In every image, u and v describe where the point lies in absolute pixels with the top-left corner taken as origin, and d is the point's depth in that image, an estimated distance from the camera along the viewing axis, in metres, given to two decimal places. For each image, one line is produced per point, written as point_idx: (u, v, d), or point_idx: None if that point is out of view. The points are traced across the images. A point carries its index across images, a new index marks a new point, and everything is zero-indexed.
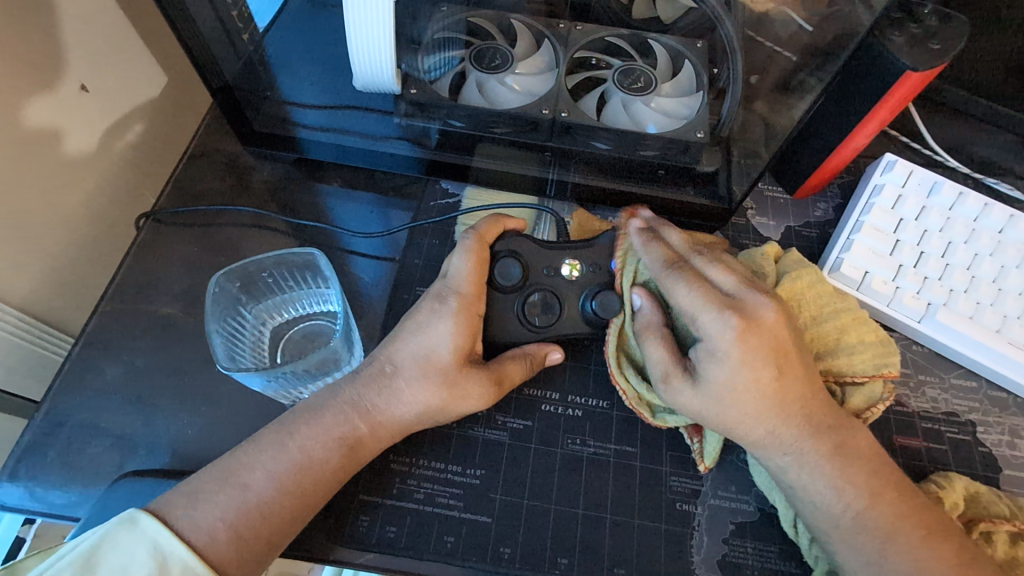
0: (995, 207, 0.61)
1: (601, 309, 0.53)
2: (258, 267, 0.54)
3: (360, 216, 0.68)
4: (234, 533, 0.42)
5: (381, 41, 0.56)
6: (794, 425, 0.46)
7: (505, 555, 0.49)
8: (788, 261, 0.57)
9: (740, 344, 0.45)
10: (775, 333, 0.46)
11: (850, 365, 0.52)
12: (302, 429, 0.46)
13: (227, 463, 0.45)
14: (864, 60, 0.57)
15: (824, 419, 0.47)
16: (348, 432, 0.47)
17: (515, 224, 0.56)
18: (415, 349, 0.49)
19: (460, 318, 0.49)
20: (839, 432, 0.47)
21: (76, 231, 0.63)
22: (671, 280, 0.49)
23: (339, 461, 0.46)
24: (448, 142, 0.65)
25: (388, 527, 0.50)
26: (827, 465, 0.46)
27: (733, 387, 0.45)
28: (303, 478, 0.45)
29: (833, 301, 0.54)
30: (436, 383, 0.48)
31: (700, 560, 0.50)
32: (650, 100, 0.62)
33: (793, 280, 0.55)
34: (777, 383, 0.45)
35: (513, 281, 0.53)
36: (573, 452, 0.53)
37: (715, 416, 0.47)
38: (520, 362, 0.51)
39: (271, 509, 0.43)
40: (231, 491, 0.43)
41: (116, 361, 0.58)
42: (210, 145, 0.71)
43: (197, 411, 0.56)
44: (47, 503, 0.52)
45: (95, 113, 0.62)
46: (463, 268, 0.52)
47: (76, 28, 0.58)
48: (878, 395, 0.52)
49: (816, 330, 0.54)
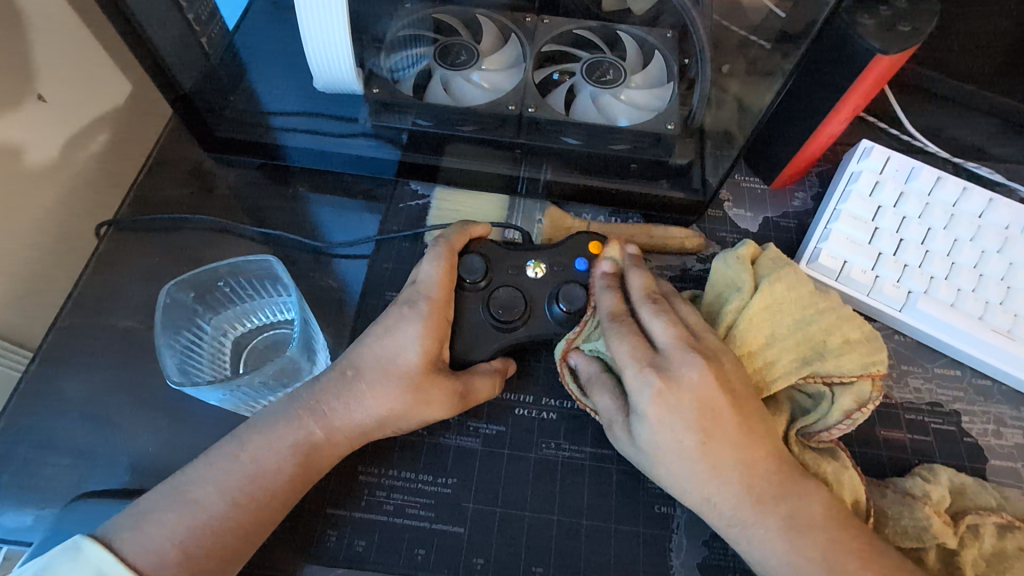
0: (974, 191, 0.60)
1: (567, 304, 0.52)
2: (213, 276, 0.53)
3: (328, 220, 0.66)
4: (186, 554, 0.40)
5: (340, 42, 0.55)
6: (734, 494, 0.44)
7: (478, 566, 0.47)
8: (765, 262, 0.55)
9: (658, 405, 0.44)
10: (701, 397, 0.44)
11: (836, 367, 0.50)
12: (259, 444, 0.44)
13: (177, 479, 0.44)
14: (833, 46, 0.55)
15: (767, 490, 0.43)
16: (309, 447, 0.45)
17: (482, 232, 0.55)
18: (378, 353, 0.47)
19: (430, 322, 0.48)
20: (788, 500, 0.43)
21: (38, 246, 0.61)
22: (611, 331, 0.48)
23: (299, 476, 0.45)
24: (417, 141, 0.63)
25: (356, 540, 0.48)
26: (778, 536, 0.42)
27: (659, 448, 0.45)
28: (261, 495, 0.43)
29: (815, 302, 0.53)
30: (400, 388, 0.47)
31: (680, 564, 0.48)
32: (620, 92, 0.61)
33: (772, 283, 0.52)
34: (703, 450, 0.44)
35: (479, 278, 0.52)
36: (547, 456, 0.52)
37: (653, 472, 0.46)
38: (487, 378, 0.50)
39: (228, 527, 0.42)
40: (184, 511, 0.41)
41: (76, 376, 0.56)
42: (173, 153, 0.69)
43: (159, 427, 0.54)
44: (2, 527, 0.50)
45: (54, 125, 0.60)
46: (433, 276, 0.51)
47: (31, 36, 0.56)
48: (868, 394, 0.50)
49: (802, 335, 0.52)
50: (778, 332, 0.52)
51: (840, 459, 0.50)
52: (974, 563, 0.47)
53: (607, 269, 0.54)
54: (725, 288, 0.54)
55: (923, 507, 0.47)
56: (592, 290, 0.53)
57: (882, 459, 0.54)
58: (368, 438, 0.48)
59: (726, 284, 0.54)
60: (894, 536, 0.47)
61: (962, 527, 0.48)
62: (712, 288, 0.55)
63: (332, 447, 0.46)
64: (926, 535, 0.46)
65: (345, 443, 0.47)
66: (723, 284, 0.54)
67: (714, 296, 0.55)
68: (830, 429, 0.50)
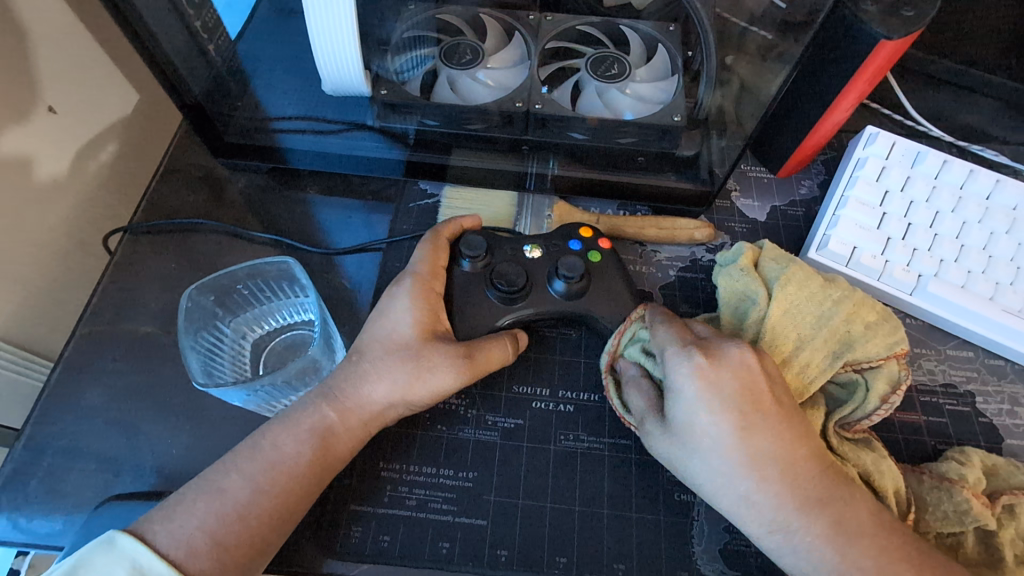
0: (981, 173, 0.60)
1: (569, 271, 0.52)
2: (232, 279, 0.54)
3: (343, 223, 0.67)
4: (214, 542, 0.41)
5: (346, 46, 0.56)
6: (774, 493, 0.43)
7: (502, 558, 0.48)
8: (769, 263, 0.55)
9: (703, 386, 0.44)
10: (746, 382, 0.44)
11: (864, 354, 0.51)
12: (278, 433, 0.45)
13: (201, 476, 0.44)
14: (837, 34, 0.55)
15: (811, 493, 0.43)
16: (324, 433, 0.46)
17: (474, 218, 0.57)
18: (373, 331, 0.50)
19: (418, 293, 0.50)
20: (833, 505, 0.43)
21: (56, 257, 0.62)
22: (657, 324, 0.49)
23: (317, 466, 0.45)
24: (425, 141, 0.63)
25: (381, 536, 0.48)
26: (823, 542, 0.42)
27: (698, 433, 0.44)
28: (282, 481, 0.44)
29: (829, 294, 0.53)
30: (399, 358, 0.48)
31: (702, 551, 0.49)
32: (626, 86, 0.61)
33: (784, 287, 0.52)
34: (744, 440, 0.44)
35: (478, 252, 0.54)
36: (566, 448, 0.52)
37: (685, 469, 0.46)
38: (496, 344, 0.50)
39: (252, 511, 0.42)
40: (211, 503, 0.42)
41: (97, 384, 0.57)
42: (184, 161, 0.70)
43: (181, 430, 0.55)
44: (31, 533, 0.51)
45: (66, 135, 0.61)
46: (422, 255, 0.53)
47: (44, 50, 0.57)
48: (897, 375, 0.51)
49: (827, 330, 0.52)
50: (804, 334, 0.52)
51: (879, 449, 0.50)
52: (1013, 543, 0.47)
53: (602, 248, 0.56)
54: (736, 301, 0.54)
55: (962, 489, 0.47)
56: (588, 266, 0.55)
57: (898, 442, 0.54)
58: (381, 423, 0.48)
59: (738, 297, 0.54)
60: (934, 522, 0.48)
61: (999, 507, 0.48)
62: (725, 304, 0.55)
63: (347, 435, 0.47)
64: (968, 518, 0.47)
65: (358, 430, 0.47)
66: (735, 297, 0.54)
67: (730, 311, 0.55)
68: (870, 416, 0.50)
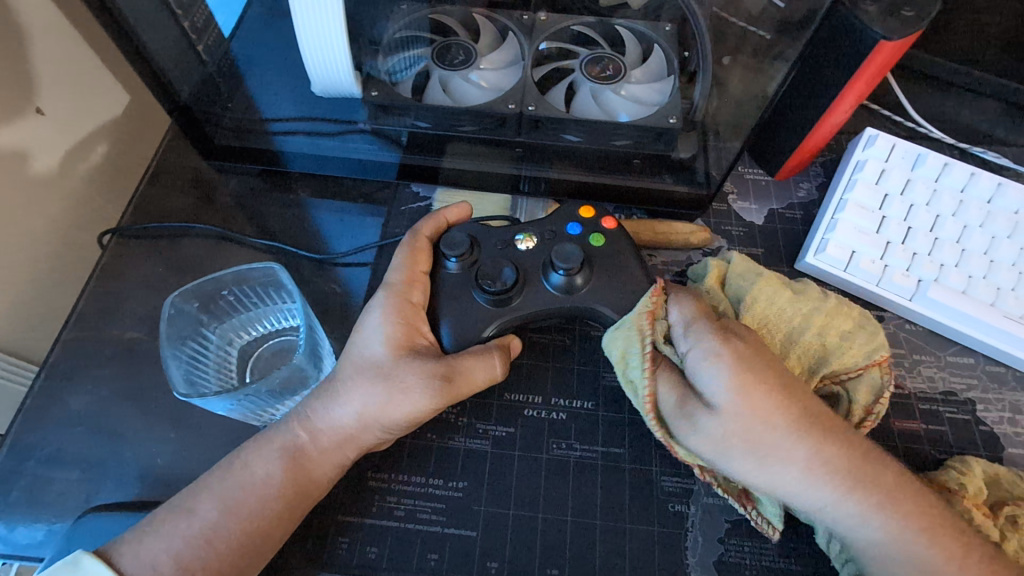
0: (982, 176, 0.59)
1: (561, 261, 0.51)
2: (217, 285, 0.53)
3: (334, 226, 0.66)
4: (180, 564, 0.41)
5: (337, 48, 0.55)
6: (827, 455, 0.42)
7: (492, 569, 0.47)
8: (736, 277, 0.53)
9: (740, 358, 0.43)
10: (767, 350, 0.45)
11: (840, 366, 0.50)
12: (266, 462, 0.45)
13: (183, 492, 0.45)
14: (834, 33, 0.55)
15: (853, 447, 0.43)
16: (297, 452, 0.45)
17: (455, 214, 0.56)
18: (350, 351, 0.48)
19: (392, 307, 0.49)
20: (869, 456, 0.43)
21: (43, 260, 0.61)
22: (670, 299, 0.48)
23: (289, 489, 0.44)
24: (417, 143, 0.62)
25: (369, 547, 0.47)
26: (877, 493, 0.42)
27: (748, 408, 0.42)
28: (254, 503, 0.43)
29: (800, 308, 0.51)
30: (371, 379, 0.46)
31: (696, 562, 0.48)
32: (620, 87, 0.61)
33: (750, 307, 0.51)
34: (791, 407, 0.43)
35: (463, 250, 0.52)
36: (559, 456, 0.51)
37: (737, 449, 0.42)
38: (477, 359, 0.47)
39: (219, 537, 0.42)
40: (179, 523, 0.42)
41: (82, 391, 0.56)
42: (174, 163, 0.69)
43: (167, 438, 0.54)
44: (12, 542, 0.50)
45: (54, 138, 0.60)
46: (399, 261, 0.52)
47: (30, 51, 0.56)
48: (879, 383, 0.50)
49: (799, 347, 0.51)
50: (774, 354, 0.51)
51: None
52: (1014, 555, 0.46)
53: (604, 229, 0.54)
54: None
55: (962, 500, 0.47)
56: (588, 252, 0.53)
57: (897, 451, 0.53)
58: (362, 451, 0.47)
59: None
60: None
61: (1001, 519, 0.47)
62: None
63: (320, 455, 0.46)
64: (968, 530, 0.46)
65: (332, 450, 0.46)
66: None
67: None
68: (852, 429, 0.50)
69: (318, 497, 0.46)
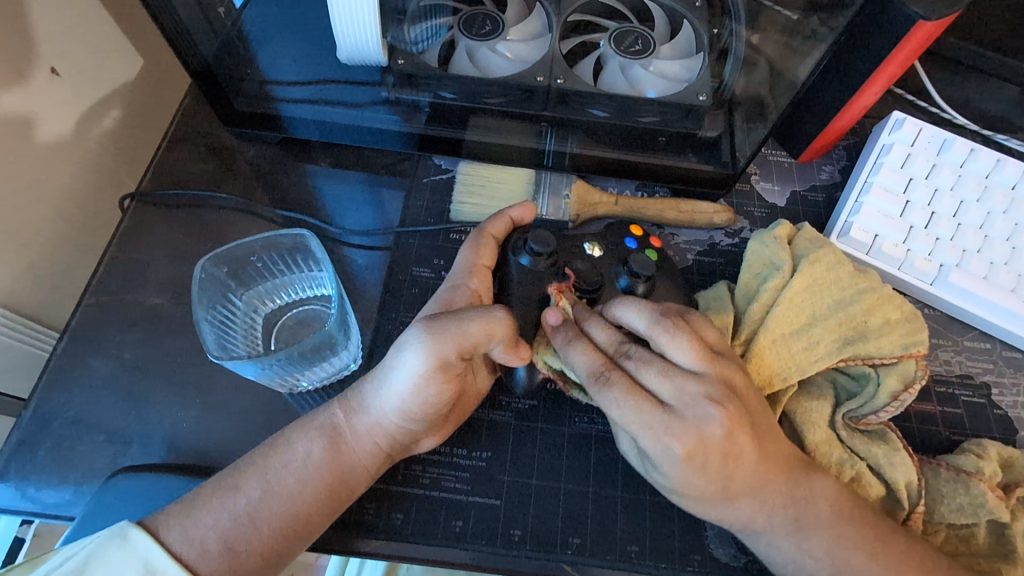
0: (1008, 162, 0.59)
1: (637, 269, 0.52)
2: (246, 251, 0.53)
3: (350, 200, 0.65)
4: (225, 545, 0.41)
5: (363, 11, 0.54)
6: (749, 508, 0.44)
7: (515, 538, 0.48)
8: (804, 243, 0.55)
9: (687, 463, 0.41)
10: (721, 448, 0.41)
11: (877, 349, 0.50)
12: (301, 441, 0.45)
13: (224, 471, 0.45)
14: (873, 14, 0.54)
15: (780, 499, 0.44)
16: (333, 436, 0.45)
17: (522, 211, 0.55)
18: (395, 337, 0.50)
19: (444, 292, 0.50)
20: (799, 506, 0.44)
21: (60, 224, 0.60)
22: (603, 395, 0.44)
23: (326, 474, 0.44)
24: (441, 116, 0.61)
25: (394, 514, 0.48)
26: (814, 535, 0.44)
27: (695, 483, 0.42)
28: (294, 483, 0.44)
29: (856, 283, 0.53)
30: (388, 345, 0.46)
31: (715, 534, 0.49)
32: (649, 63, 0.59)
33: (812, 263, 0.53)
34: (728, 484, 0.42)
35: (547, 250, 0.51)
36: (581, 430, 0.52)
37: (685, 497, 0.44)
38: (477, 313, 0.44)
39: (261, 513, 0.42)
40: (221, 499, 0.43)
41: (104, 355, 0.56)
42: (192, 129, 0.68)
43: (191, 403, 0.54)
44: (41, 502, 0.51)
45: (68, 99, 0.59)
46: (464, 258, 0.52)
47: (44, 7, 0.55)
48: (912, 374, 0.50)
49: (844, 315, 0.52)
50: (818, 312, 0.52)
51: (892, 440, 0.49)
52: None
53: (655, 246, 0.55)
54: (762, 268, 0.55)
55: (979, 483, 0.47)
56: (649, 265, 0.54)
57: (912, 432, 0.54)
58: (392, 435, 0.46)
59: (764, 264, 0.55)
60: (949, 513, 0.48)
61: (1013, 499, 0.48)
62: (750, 268, 0.55)
63: (357, 440, 0.46)
64: (982, 511, 0.47)
65: (364, 437, 0.46)
66: (759, 264, 0.55)
67: (751, 276, 0.55)
68: (879, 411, 0.50)
69: (359, 484, 0.46)
